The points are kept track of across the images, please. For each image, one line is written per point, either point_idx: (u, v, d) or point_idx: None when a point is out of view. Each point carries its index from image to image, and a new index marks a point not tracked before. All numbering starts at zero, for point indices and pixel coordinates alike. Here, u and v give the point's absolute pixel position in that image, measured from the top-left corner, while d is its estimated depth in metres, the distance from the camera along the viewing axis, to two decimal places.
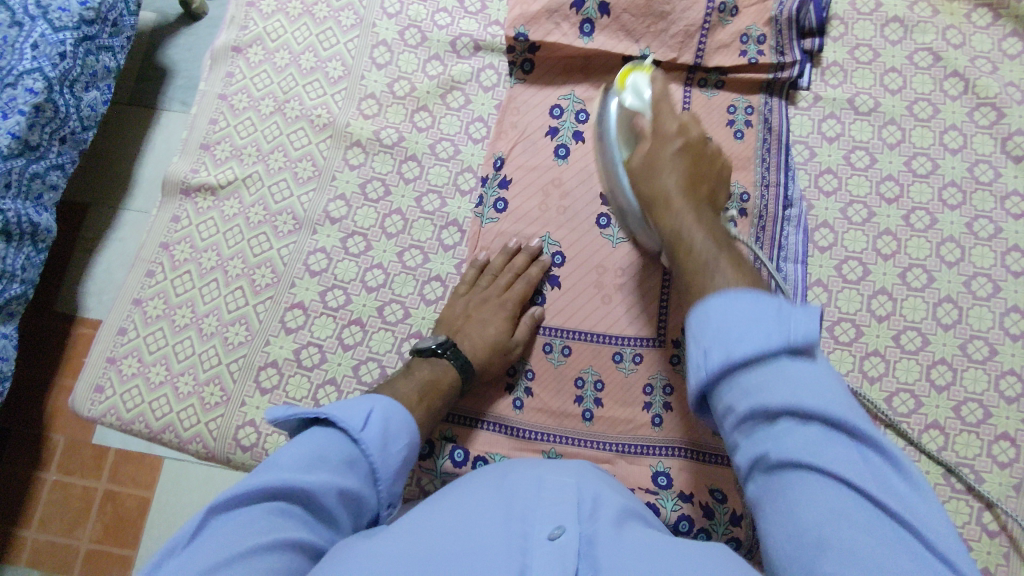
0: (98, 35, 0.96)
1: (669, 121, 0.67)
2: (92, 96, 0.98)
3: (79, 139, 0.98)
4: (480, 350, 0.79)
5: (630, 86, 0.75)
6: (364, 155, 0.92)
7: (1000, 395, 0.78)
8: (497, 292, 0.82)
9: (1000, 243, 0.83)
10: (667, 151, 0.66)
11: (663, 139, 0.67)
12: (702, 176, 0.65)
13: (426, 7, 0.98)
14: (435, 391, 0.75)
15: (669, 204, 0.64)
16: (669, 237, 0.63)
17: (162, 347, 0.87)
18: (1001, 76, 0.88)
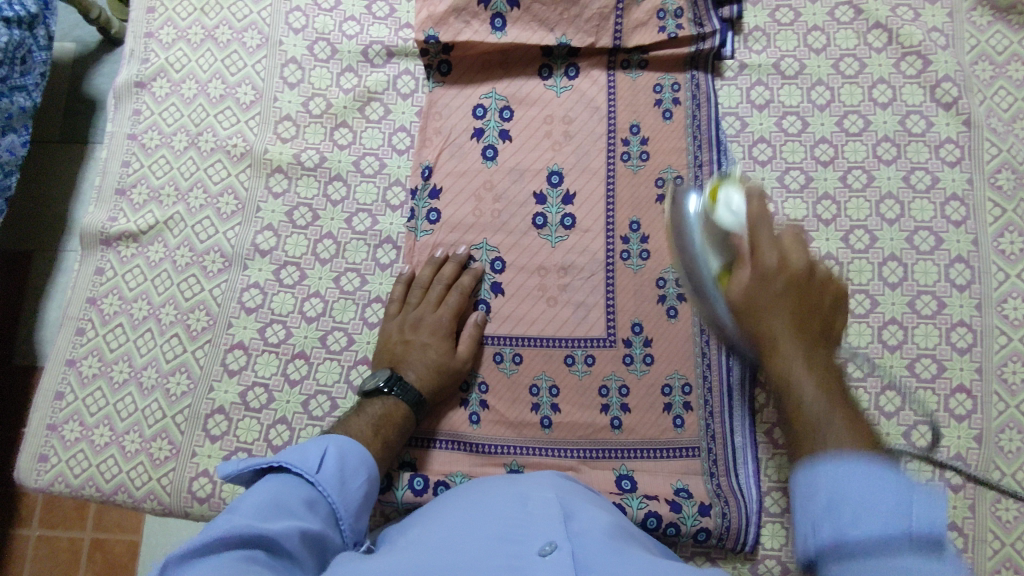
0: (8, 77, 0.99)
1: (768, 253, 0.59)
2: (11, 139, 1.02)
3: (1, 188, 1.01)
4: (425, 375, 0.77)
5: (721, 200, 0.68)
6: (288, 181, 0.89)
7: (952, 347, 0.78)
8: (431, 310, 0.81)
9: (939, 193, 0.82)
10: (769, 293, 0.58)
11: (766, 277, 0.59)
12: (811, 314, 0.57)
13: (333, 17, 0.93)
14: (389, 424, 0.74)
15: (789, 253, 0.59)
16: (784, 389, 0.54)
17: (103, 407, 0.84)
18: (924, 22, 0.86)
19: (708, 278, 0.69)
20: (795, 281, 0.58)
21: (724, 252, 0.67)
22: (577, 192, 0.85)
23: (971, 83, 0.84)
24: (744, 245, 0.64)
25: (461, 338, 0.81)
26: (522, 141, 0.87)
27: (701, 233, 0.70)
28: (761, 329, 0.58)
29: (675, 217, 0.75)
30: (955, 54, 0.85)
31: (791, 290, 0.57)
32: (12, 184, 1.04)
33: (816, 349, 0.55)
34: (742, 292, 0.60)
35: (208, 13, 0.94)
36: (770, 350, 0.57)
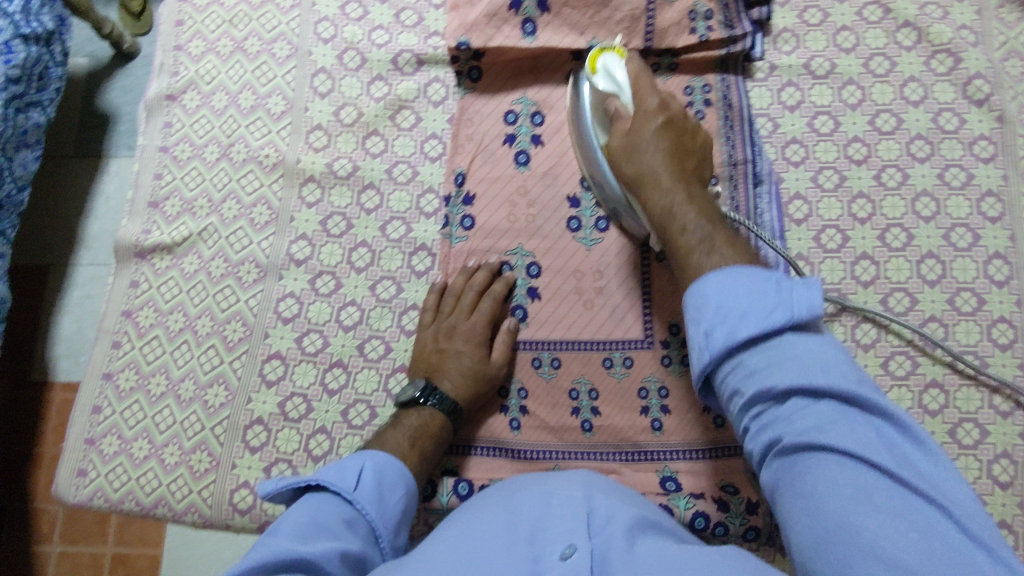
0: (24, 94, 0.99)
1: (650, 96, 0.69)
2: (24, 155, 1.01)
3: (14, 203, 1.01)
4: (461, 384, 0.77)
5: (602, 69, 0.73)
6: (320, 190, 0.89)
7: (994, 343, 0.78)
8: (465, 316, 0.81)
9: (974, 190, 0.82)
10: (649, 127, 0.67)
11: (646, 114, 0.68)
12: (686, 153, 0.67)
13: (362, 27, 0.93)
14: (424, 437, 0.73)
15: (639, 159, 0.66)
16: (670, 247, 0.62)
17: (141, 420, 0.84)
18: (953, 20, 0.86)
19: (597, 145, 0.77)
20: (671, 119, 0.68)
21: (607, 117, 0.74)
22: None
23: (1003, 80, 0.84)
24: (621, 104, 0.71)
25: (496, 344, 0.81)
26: (554, 146, 0.87)
27: (592, 115, 0.77)
28: (653, 211, 0.64)
29: (577, 114, 0.80)
30: (985, 51, 0.85)
31: (668, 125, 0.68)
32: (25, 198, 1.04)
33: (690, 191, 0.64)
34: (615, 163, 0.70)
35: (237, 25, 0.94)
36: (646, 184, 0.65)
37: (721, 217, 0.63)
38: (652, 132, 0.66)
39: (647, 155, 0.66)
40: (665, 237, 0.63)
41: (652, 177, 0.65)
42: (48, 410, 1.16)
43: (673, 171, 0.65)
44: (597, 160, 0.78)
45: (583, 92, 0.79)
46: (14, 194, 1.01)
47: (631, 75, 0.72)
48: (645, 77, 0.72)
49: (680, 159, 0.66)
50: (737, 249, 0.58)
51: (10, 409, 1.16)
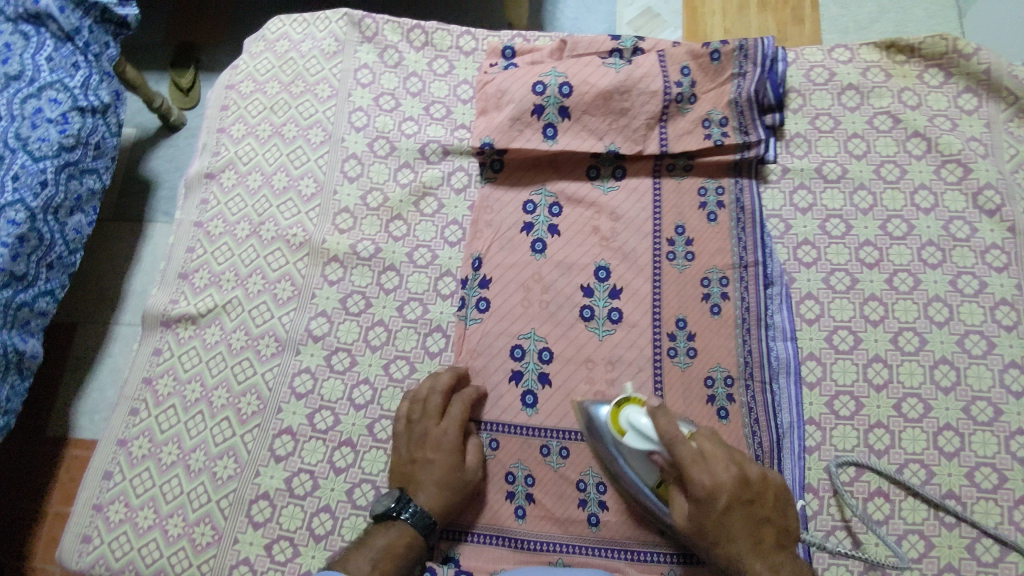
0: (80, 161, 1.04)
1: (698, 487, 0.66)
2: (78, 219, 1.06)
3: (65, 264, 1.05)
4: (435, 496, 0.75)
5: (626, 424, 0.73)
6: (343, 269, 0.92)
7: (1013, 456, 0.76)
8: (434, 422, 0.78)
9: (987, 297, 0.82)
10: (723, 501, 0.65)
11: (708, 506, 0.66)
12: (757, 521, 0.66)
13: (393, 117, 0.99)
14: (393, 556, 0.72)
15: (715, 470, 0.66)
16: (713, 540, 0.67)
17: (149, 488, 0.85)
18: (962, 132, 0.89)
19: (642, 486, 0.74)
20: (745, 484, 0.66)
21: (649, 468, 0.74)
22: (624, 286, 0.87)
23: (1014, 191, 0.85)
24: (665, 463, 0.71)
25: (468, 450, 0.79)
26: (570, 236, 0.90)
27: (629, 461, 0.75)
28: (694, 486, 0.66)
29: (591, 433, 0.78)
30: (995, 163, 0.87)
31: (734, 504, 0.66)
32: (76, 260, 1.07)
33: (756, 535, 0.66)
34: (685, 517, 0.68)
35: (278, 111, 1.00)
36: (730, 571, 0.66)
37: (776, 527, 0.67)
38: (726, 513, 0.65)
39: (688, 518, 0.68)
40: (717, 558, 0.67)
41: (699, 510, 0.67)
42: (60, 468, 1.16)
43: (746, 525, 0.66)
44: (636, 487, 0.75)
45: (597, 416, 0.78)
46: (65, 256, 1.05)
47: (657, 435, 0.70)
48: (664, 419, 0.69)
49: (758, 541, 0.66)
50: (775, 549, 0.66)
51: (21, 466, 1.16)
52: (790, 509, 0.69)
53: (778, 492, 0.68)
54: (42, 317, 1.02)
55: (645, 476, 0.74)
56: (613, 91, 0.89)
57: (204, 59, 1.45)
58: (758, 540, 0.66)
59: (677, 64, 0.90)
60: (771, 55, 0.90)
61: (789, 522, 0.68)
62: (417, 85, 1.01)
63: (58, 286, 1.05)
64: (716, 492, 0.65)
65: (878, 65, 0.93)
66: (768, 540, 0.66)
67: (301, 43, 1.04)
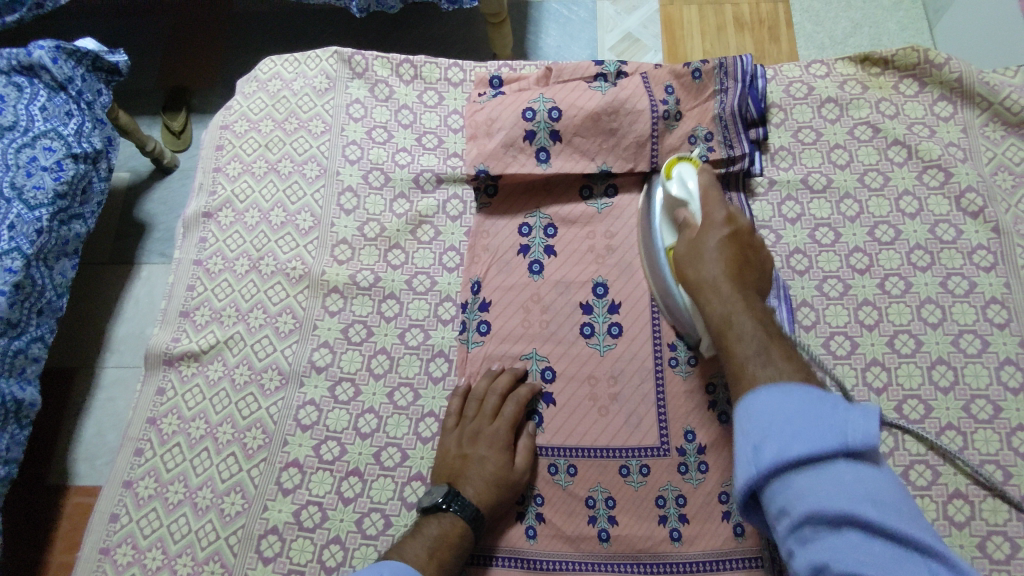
0: (69, 207, 1.05)
1: (717, 211, 0.76)
2: (63, 264, 1.06)
3: (55, 308, 1.05)
4: (483, 489, 0.77)
5: (676, 175, 0.83)
6: (343, 300, 0.93)
7: (1015, 452, 0.77)
8: (489, 421, 0.81)
9: (977, 297, 0.84)
10: (712, 238, 0.74)
11: (710, 226, 0.75)
12: (747, 265, 0.72)
13: (386, 149, 1.01)
14: (445, 546, 0.73)
15: (717, 287, 0.69)
16: (723, 330, 0.67)
17: (157, 529, 0.84)
18: (940, 138, 0.92)
19: (662, 252, 0.82)
20: (735, 233, 0.74)
21: (677, 223, 0.82)
22: (623, 302, 0.88)
23: (995, 193, 0.88)
24: (692, 275, 0.73)
25: (518, 449, 0.81)
26: (566, 255, 0.91)
27: (662, 253, 0.83)
28: (712, 316, 0.68)
29: (646, 217, 0.87)
30: (974, 166, 0.90)
31: (733, 236, 0.74)
32: (64, 304, 1.07)
33: (750, 302, 0.68)
34: (716, 316, 0.68)
35: (272, 148, 1.02)
36: (707, 290, 0.70)
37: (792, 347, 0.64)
38: (714, 249, 0.72)
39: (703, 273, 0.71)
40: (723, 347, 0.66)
41: (726, 331, 0.66)
42: (64, 514, 1.15)
43: (737, 283, 0.70)
44: (659, 263, 0.83)
45: (656, 194, 0.87)
46: (53, 301, 1.04)
47: (700, 181, 0.79)
48: (709, 237, 0.74)
49: (742, 276, 0.71)
50: (773, 337, 0.64)
51: (25, 515, 1.15)
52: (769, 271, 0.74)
53: (766, 261, 0.75)
54: (36, 364, 1.01)
55: (667, 240, 0.83)
56: (601, 113, 0.91)
57: (197, 101, 1.48)
58: (738, 270, 0.71)
59: (661, 83, 0.93)
60: (750, 71, 0.93)
61: None
62: (409, 117, 1.03)
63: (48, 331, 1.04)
64: (705, 283, 0.71)
65: (854, 77, 0.96)
66: (748, 275, 0.71)
67: (292, 81, 1.06)
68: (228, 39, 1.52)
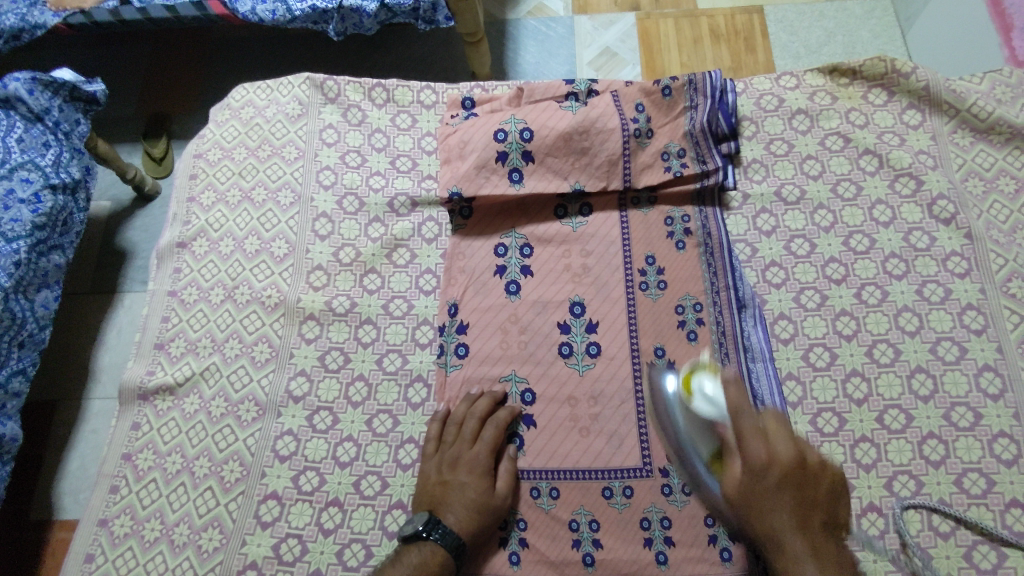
0: (48, 239, 1.04)
1: (754, 446, 0.60)
2: (45, 295, 1.05)
3: (36, 341, 1.03)
4: (465, 517, 0.76)
5: (697, 390, 0.73)
6: (319, 327, 0.92)
7: (998, 459, 0.76)
8: (468, 446, 0.80)
9: (954, 304, 0.84)
10: (772, 491, 0.59)
11: (761, 485, 0.59)
12: (811, 505, 0.59)
13: (360, 173, 1.01)
14: (426, 575, 0.72)
15: (773, 446, 0.60)
16: (772, 546, 0.58)
17: (133, 568, 0.82)
18: (910, 146, 0.92)
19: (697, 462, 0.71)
20: (790, 475, 0.59)
21: (710, 445, 0.70)
22: (600, 320, 0.87)
23: (966, 199, 0.88)
24: (727, 433, 0.68)
25: (498, 473, 0.80)
26: (543, 275, 0.91)
27: (688, 432, 0.72)
28: (739, 492, 0.61)
29: (659, 413, 0.76)
30: (944, 173, 0.90)
31: (786, 486, 0.58)
32: (47, 336, 1.06)
33: (804, 520, 0.58)
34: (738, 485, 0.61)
35: (246, 176, 1.02)
36: (753, 514, 0.59)
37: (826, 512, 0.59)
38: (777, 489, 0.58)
39: (761, 452, 0.60)
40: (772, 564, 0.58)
41: (750, 480, 0.60)
42: (45, 553, 1.12)
43: (795, 506, 0.58)
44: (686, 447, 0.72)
45: (664, 385, 0.76)
46: (36, 333, 1.03)
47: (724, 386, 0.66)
48: (734, 388, 0.64)
49: (804, 514, 0.58)
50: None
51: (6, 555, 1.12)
52: (830, 470, 0.61)
53: (815, 463, 0.60)
54: (18, 399, 1.00)
55: (701, 451, 0.71)
56: (573, 132, 0.91)
57: (176, 129, 1.47)
58: (801, 514, 0.58)
59: (632, 101, 0.93)
60: (720, 86, 0.94)
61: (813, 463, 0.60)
62: (382, 140, 1.03)
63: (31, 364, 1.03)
64: (753, 468, 0.60)
65: (824, 89, 0.97)
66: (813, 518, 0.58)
67: (265, 108, 1.06)
68: (205, 65, 1.52)
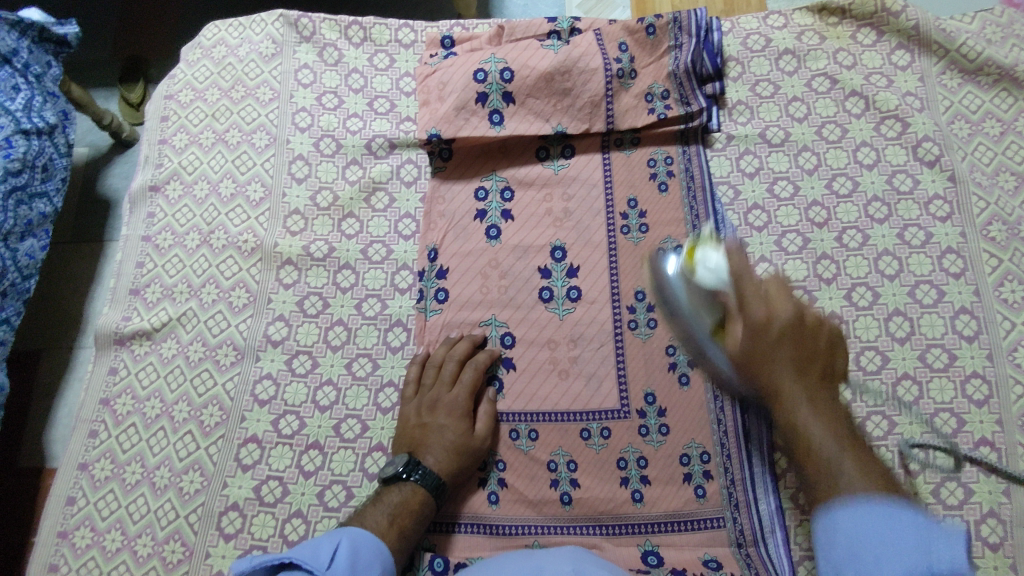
0: (27, 185, 1.01)
1: (756, 305, 0.62)
2: (29, 244, 1.02)
3: (20, 290, 1.01)
4: (444, 458, 0.76)
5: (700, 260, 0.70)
6: (297, 272, 0.91)
7: (969, 399, 0.77)
8: (447, 388, 0.80)
9: (934, 247, 0.83)
10: (780, 360, 0.60)
11: (760, 328, 0.61)
12: (812, 358, 0.60)
13: (338, 115, 0.98)
14: (406, 512, 0.73)
15: (773, 303, 0.61)
16: (772, 396, 0.60)
17: (115, 510, 0.83)
18: (897, 88, 0.91)
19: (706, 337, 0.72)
20: (790, 329, 0.60)
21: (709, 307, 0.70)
22: (581, 264, 0.87)
23: (951, 141, 0.87)
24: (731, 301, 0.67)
25: (477, 415, 0.80)
26: (523, 219, 0.90)
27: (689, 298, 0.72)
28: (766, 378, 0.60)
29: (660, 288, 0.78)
30: (930, 115, 0.89)
31: (789, 339, 0.60)
32: (31, 285, 1.04)
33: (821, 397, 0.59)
34: (740, 346, 0.63)
35: (219, 118, 0.99)
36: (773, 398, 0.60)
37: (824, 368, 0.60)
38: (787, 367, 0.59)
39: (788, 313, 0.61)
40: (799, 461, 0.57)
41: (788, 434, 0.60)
42: (37, 499, 1.13)
43: (794, 354, 0.60)
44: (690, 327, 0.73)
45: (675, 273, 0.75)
46: (19, 283, 1.01)
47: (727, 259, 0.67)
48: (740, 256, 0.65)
49: (805, 376, 0.60)
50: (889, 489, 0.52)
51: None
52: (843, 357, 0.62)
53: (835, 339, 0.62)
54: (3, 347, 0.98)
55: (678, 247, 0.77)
56: (554, 73, 0.89)
57: (154, 73, 1.43)
58: (804, 359, 0.60)
59: (615, 41, 0.91)
60: (705, 25, 0.91)
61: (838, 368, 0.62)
62: (359, 81, 1.00)
63: (15, 315, 1.01)
64: (764, 328, 0.61)
65: (812, 28, 0.95)
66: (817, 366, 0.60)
67: (238, 47, 1.02)
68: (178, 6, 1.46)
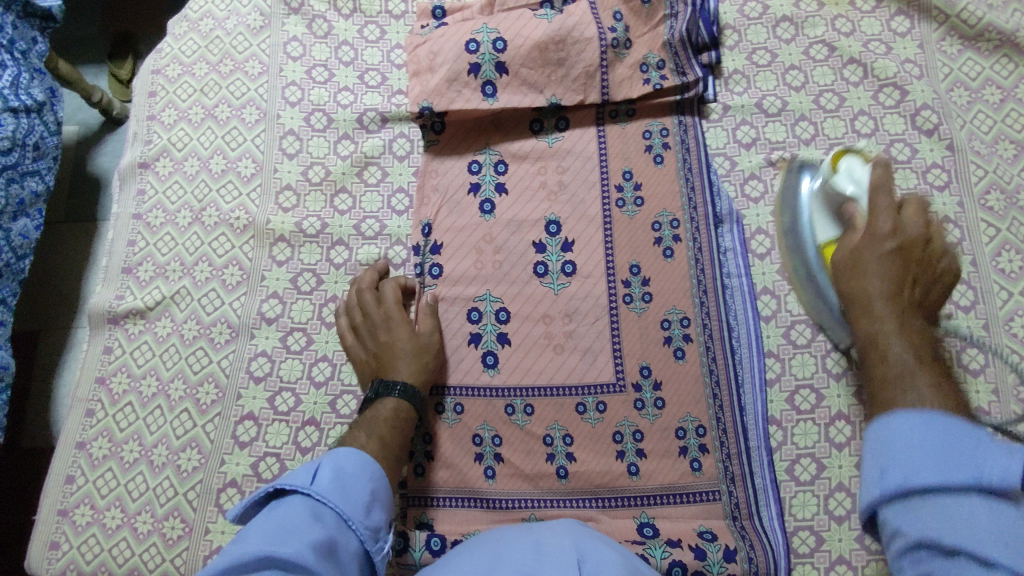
0: (19, 163, 1.00)
1: (886, 220, 0.71)
2: (23, 223, 1.01)
3: (15, 270, 1.00)
4: (408, 367, 0.78)
5: (844, 170, 0.76)
6: (290, 249, 0.90)
7: (964, 369, 0.77)
8: (382, 312, 0.82)
9: (931, 217, 0.83)
10: (885, 325, 0.67)
11: (880, 240, 0.71)
12: (912, 278, 0.70)
13: (328, 89, 0.96)
14: (388, 425, 0.74)
15: (906, 226, 0.71)
16: (877, 356, 0.65)
17: (114, 488, 0.83)
18: (896, 55, 0.89)
19: (818, 271, 0.79)
20: (905, 248, 0.70)
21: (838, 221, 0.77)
22: (576, 239, 0.86)
23: (950, 109, 0.86)
24: (859, 214, 0.75)
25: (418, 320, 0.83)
26: (517, 193, 0.89)
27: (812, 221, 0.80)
28: (859, 334, 0.69)
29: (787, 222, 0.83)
30: (929, 83, 0.87)
31: (899, 250, 0.70)
32: (26, 266, 1.03)
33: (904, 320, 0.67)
34: (870, 289, 0.70)
35: (208, 93, 0.97)
36: (877, 358, 0.65)
37: (922, 286, 0.70)
38: (894, 322, 0.67)
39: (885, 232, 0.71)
40: (868, 362, 0.66)
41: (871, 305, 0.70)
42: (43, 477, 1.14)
43: (902, 306, 0.68)
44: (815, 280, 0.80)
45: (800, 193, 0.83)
46: (15, 262, 1.00)
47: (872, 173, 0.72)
48: (910, 212, 0.72)
49: (909, 326, 0.67)
50: (939, 385, 0.60)
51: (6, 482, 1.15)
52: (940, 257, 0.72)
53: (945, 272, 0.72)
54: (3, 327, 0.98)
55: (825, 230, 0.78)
56: (548, 43, 0.87)
57: (142, 49, 1.40)
58: (898, 290, 0.69)
59: (609, 9, 0.89)
60: None
61: (930, 302, 0.71)
62: (350, 53, 0.98)
63: (12, 294, 1.00)
64: (869, 296, 0.70)
65: None
66: (914, 318, 0.68)
67: (225, 19, 1.00)
68: None
